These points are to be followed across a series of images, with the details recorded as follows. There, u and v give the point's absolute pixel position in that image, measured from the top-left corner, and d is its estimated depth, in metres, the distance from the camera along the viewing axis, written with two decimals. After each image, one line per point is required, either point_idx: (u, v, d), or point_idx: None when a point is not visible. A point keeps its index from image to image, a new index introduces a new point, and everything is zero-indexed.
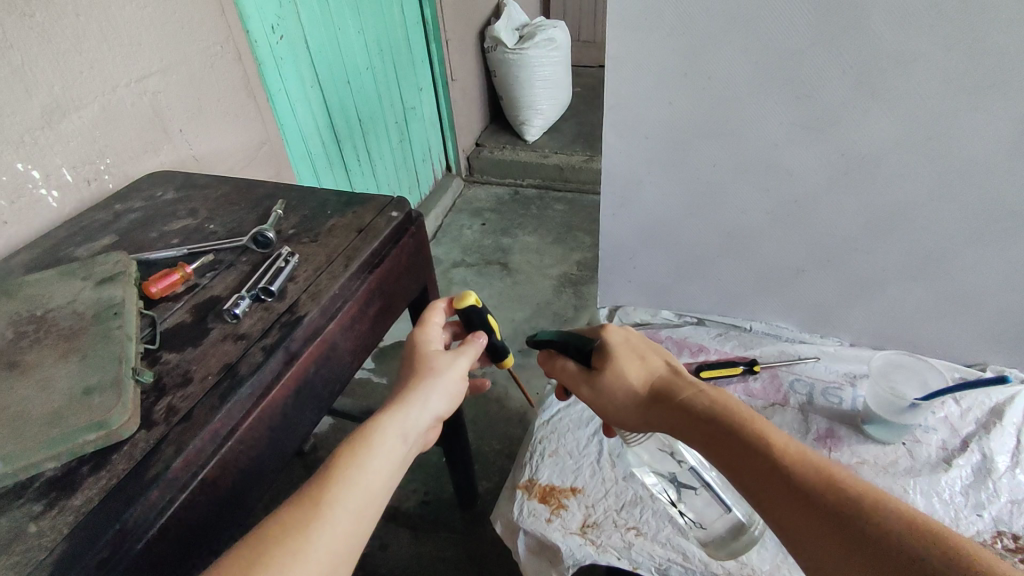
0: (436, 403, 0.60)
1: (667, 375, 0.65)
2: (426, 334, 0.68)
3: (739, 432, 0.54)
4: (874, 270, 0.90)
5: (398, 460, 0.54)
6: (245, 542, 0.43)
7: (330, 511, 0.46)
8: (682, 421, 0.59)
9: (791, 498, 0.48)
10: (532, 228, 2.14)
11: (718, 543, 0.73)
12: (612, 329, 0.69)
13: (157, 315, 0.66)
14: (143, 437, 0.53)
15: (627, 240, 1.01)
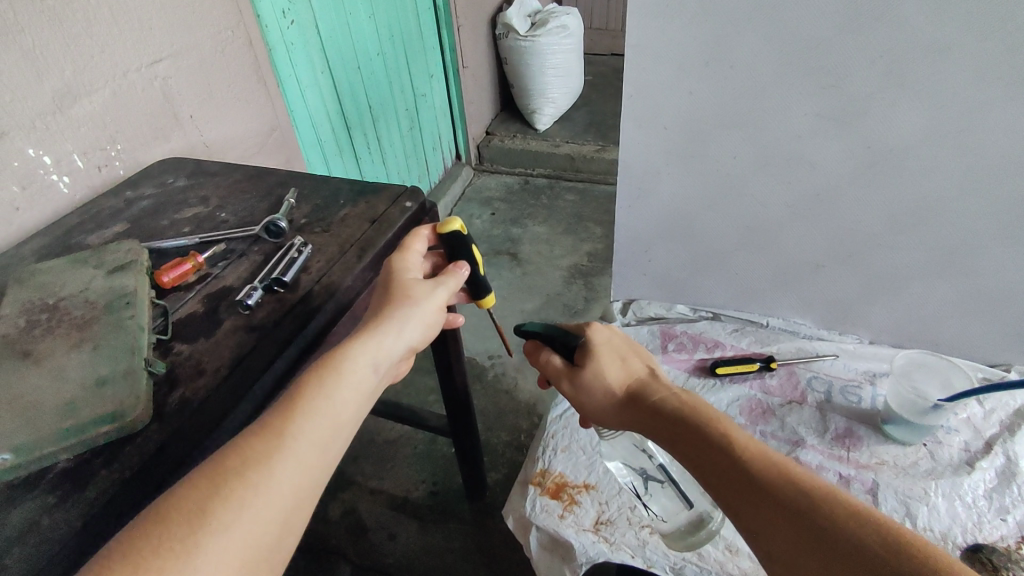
0: (412, 333, 0.57)
1: (644, 376, 0.63)
2: (405, 260, 0.64)
3: (709, 429, 0.53)
4: (896, 267, 0.88)
5: (367, 389, 0.51)
6: (201, 474, 0.41)
7: (292, 443, 0.44)
8: (653, 418, 0.58)
9: (756, 495, 0.47)
10: (543, 218, 2.12)
11: (678, 538, 0.72)
12: (597, 328, 0.67)
13: (170, 305, 0.65)
14: (156, 429, 0.52)
15: (643, 233, 1.00)
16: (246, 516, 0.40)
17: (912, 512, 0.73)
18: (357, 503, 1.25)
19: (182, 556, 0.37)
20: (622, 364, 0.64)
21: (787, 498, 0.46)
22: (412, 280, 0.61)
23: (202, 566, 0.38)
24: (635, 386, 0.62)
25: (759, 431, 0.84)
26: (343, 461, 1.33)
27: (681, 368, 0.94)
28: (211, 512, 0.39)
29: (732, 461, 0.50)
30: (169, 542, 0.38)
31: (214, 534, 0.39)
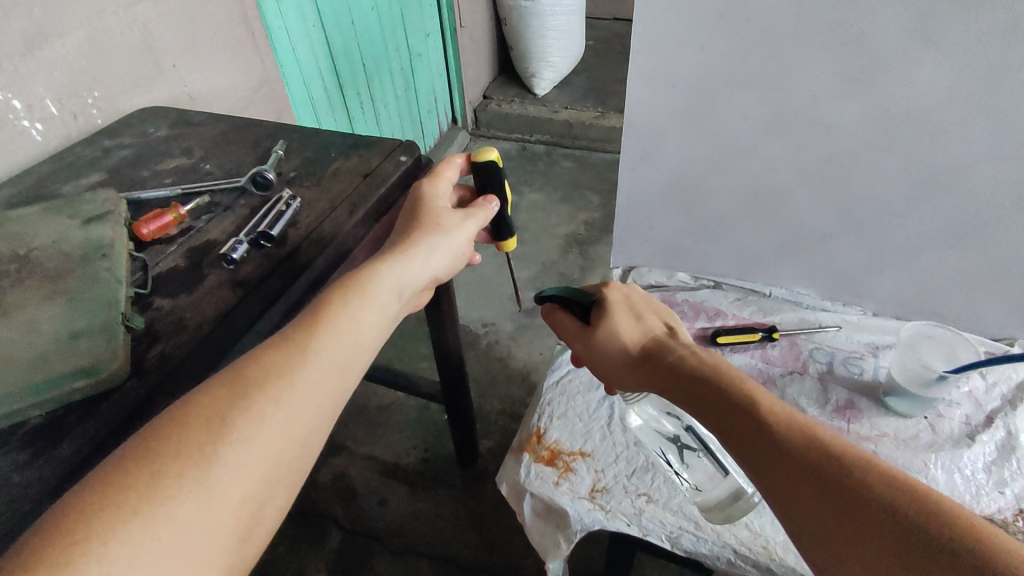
0: (435, 261, 0.59)
1: (660, 334, 0.66)
2: (435, 186, 0.67)
3: (722, 382, 0.55)
4: (906, 237, 0.85)
5: (388, 313, 0.51)
6: (221, 383, 0.40)
7: (315, 359, 0.43)
8: (665, 374, 0.60)
9: (765, 441, 0.48)
10: (540, 185, 2.08)
11: (719, 508, 0.71)
12: (613, 287, 0.71)
13: (150, 259, 0.62)
14: (135, 385, 0.49)
15: (646, 197, 0.96)
16: (267, 429, 0.39)
17: None
18: (347, 468, 1.23)
19: (201, 464, 0.37)
20: (637, 324, 0.67)
21: (796, 445, 0.47)
22: (443, 210, 0.64)
23: (221, 476, 0.37)
24: (648, 342, 0.65)
25: None
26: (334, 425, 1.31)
27: None
28: (232, 422, 0.39)
29: (744, 412, 0.51)
30: (187, 449, 0.37)
31: (237, 442, 0.38)
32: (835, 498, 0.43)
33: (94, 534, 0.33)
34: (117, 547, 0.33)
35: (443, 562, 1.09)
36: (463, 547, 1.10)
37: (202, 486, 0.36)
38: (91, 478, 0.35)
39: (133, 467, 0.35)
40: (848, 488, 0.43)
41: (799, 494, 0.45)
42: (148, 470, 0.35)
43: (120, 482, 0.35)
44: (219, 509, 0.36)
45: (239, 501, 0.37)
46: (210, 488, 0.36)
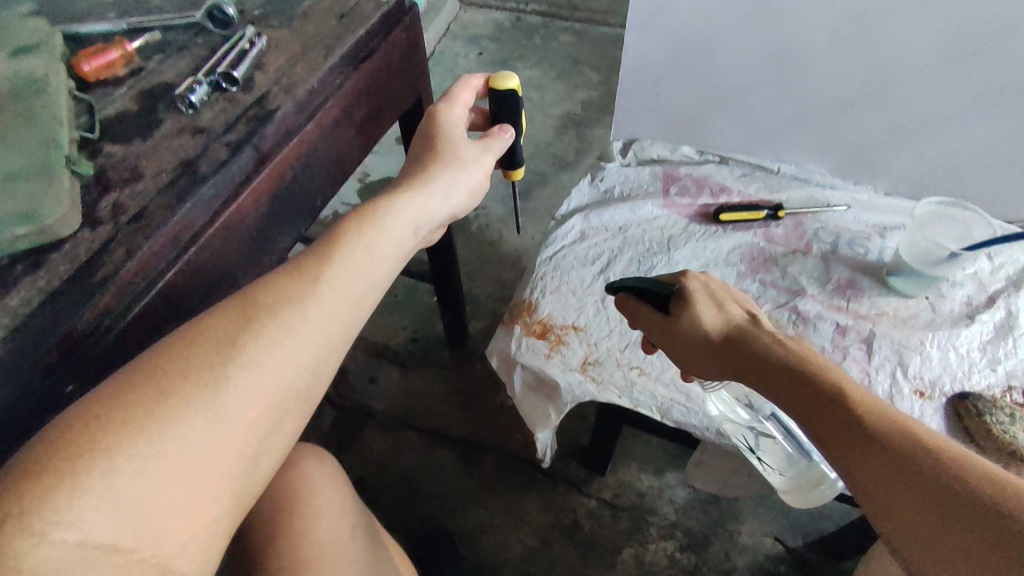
0: (454, 197, 0.57)
1: (744, 323, 0.60)
2: (450, 113, 0.63)
3: (812, 378, 0.50)
4: (933, 106, 0.79)
5: (401, 246, 0.51)
6: (231, 309, 0.41)
7: (324, 290, 0.44)
8: (751, 368, 0.55)
9: (853, 431, 0.44)
10: (535, 60, 1.92)
11: (802, 497, 0.70)
12: (692, 276, 0.64)
13: (96, 101, 0.54)
14: (88, 236, 0.45)
15: (655, 60, 0.87)
16: (277, 356, 0.40)
17: (904, 361, 0.72)
18: None
19: (208, 387, 0.38)
20: (719, 310, 0.61)
21: (885, 437, 0.43)
22: (461, 141, 0.60)
23: (228, 399, 0.38)
24: (732, 331, 0.59)
25: (758, 280, 0.81)
26: None
27: (682, 214, 0.88)
28: (242, 347, 0.39)
29: (833, 404, 0.47)
30: (196, 370, 0.38)
31: (245, 367, 0.39)
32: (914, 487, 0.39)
33: (104, 446, 0.34)
34: (124, 460, 0.34)
35: (433, 436, 1.11)
36: (452, 421, 1.13)
37: (210, 408, 0.37)
38: (106, 390, 0.36)
39: (142, 386, 0.36)
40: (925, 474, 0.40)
41: (880, 484, 0.41)
42: (158, 389, 0.37)
43: (132, 400, 0.36)
44: (226, 431, 0.37)
45: (247, 424, 0.38)
46: (219, 411, 0.37)
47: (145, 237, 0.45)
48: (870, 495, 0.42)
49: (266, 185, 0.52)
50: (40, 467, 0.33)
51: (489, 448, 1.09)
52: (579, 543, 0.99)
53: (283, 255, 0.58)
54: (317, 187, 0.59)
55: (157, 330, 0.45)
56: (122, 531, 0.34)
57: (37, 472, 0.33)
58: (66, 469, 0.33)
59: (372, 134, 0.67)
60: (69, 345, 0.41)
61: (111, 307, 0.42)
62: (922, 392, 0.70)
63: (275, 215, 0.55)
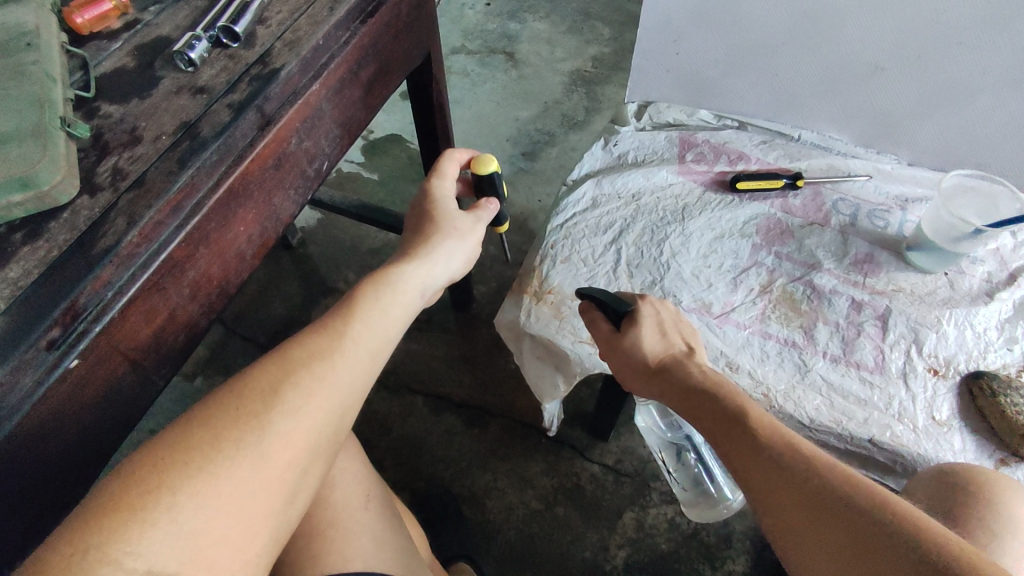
0: (454, 262, 0.59)
1: (681, 354, 0.61)
2: (444, 186, 0.65)
3: (731, 411, 0.52)
4: (969, 73, 0.75)
5: (411, 305, 0.53)
6: (267, 362, 0.42)
7: (351, 346, 0.45)
8: (681, 397, 0.57)
9: (769, 465, 0.46)
10: (545, 13, 1.84)
11: (701, 512, 0.79)
12: (646, 300, 0.65)
13: (90, 57, 0.51)
14: (87, 204, 0.43)
15: (677, 16, 0.83)
16: (312, 406, 0.41)
17: (920, 339, 0.71)
18: None
19: (255, 432, 0.39)
20: (661, 337, 0.63)
21: (800, 473, 0.45)
22: (456, 210, 0.62)
23: (270, 443, 0.39)
24: (668, 359, 0.60)
25: (773, 252, 0.79)
26: (325, 267, 1.27)
27: (698, 182, 0.85)
28: (281, 396, 0.41)
29: (750, 438, 0.49)
30: (242, 416, 0.39)
31: (284, 415, 0.40)
32: (834, 524, 0.41)
33: (166, 483, 0.35)
34: (186, 496, 0.36)
35: (437, 400, 1.12)
36: (456, 386, 1.13)
37: (256, 451, 0.38)
38: (160, 435, 0.38)
39: (195, 432, 0.38)
40: (840, 506, 0.42)
41: (794, 521, 0.43)
42: (210, 433, 0.38)
43: (188, 442, 0.37)
44: (269, 473, 0.39)
45: (285, 466, 0.39)
46: (264, 455, 0.39)
47: (147, 204, 0.43)
48: (787, 530, 0.44)
49: (271, 150, 0.50)
50: (111, 503, 0.34)
51: (492, 413, 1.10)
52: (581, 506, 1.00)
53: (288, 223, 0.56)
54: (321, 151, 0.57)
55: (162, 301, 0.44)
56: (183, 559, 0.35)
57: (108, 509, 0.34)
58: (136, 505, 0.34)
59: (378, 94, 0.64)
60: (72, 316, 0.39)
61: (114, 279, 0.41)
62: (936, 371, 0.69)
63: (279, 181, 0.53)
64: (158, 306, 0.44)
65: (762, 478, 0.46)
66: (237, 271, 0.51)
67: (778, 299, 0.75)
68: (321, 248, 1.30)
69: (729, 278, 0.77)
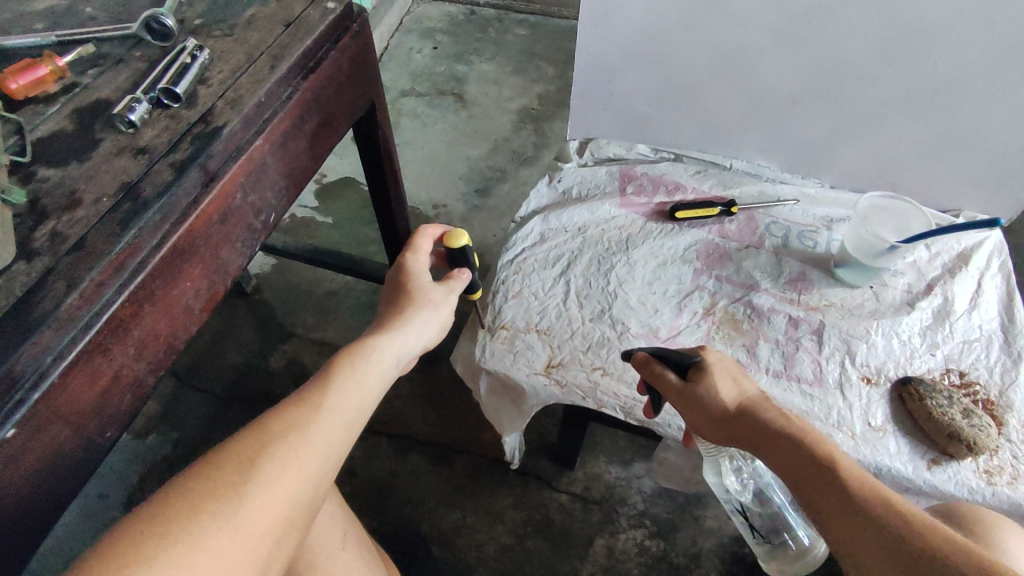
0: (425, 334, 0.62)
1: (760, 399, 0.59)
2: (418, 262, 0.68)
3: (823, 458, 0.50)
4: (874, 102, 0.82)
5: (385, 375, 0.55)
6: (251, 432, 0.44)
7: (328, 417, 0.47)
8: (764, 444, 0.55)
9: (866, 521, 0.45)
10: (490, 55, 1.91)
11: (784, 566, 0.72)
12: (711, 350, 0.64)
13: (27, 122, 0.52)
14: (24, 270, 0.43)
15: (609, 59, 0.88)
16: (289, 475, 0.43)
17: (852, 350, 0.75)
18: (299, 354, 1.20)
19: (232, 500, 0.40)
20: (734, 384, 0.61)
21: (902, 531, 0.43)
22: (428, 284, 0.65)
23: (247, 513, 0.40)
24: (745, 404, 0.59)
25: (714, 276, 0.83)
26: (281, 313, 1.26)
27: (639, 213, 0.89)
28: (259, 466, 0.42)
29: (840, 490, 0.47)
30: (220, 486, 0.40)
31: (261, 485, 0.41)
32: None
33: (141, 555, 0.36)
34: (161, 567, 0.36)
35: (401, 439, 1.11)
36: (420, 424, 1.12)
37: (232, 520, 0.39)
38: (140, 508, 0.38)
39: (174, 503, 0.39)
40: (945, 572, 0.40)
41: None
42: (188, 504, 0.39)
43: (166, 514, 0.38)
44: (244, 543, 0.39)
45: (260, 536, 0.40)
46: (240, 525, 0.39)
47: (89, 266, 0.43)
48: None
49: (214, 206, 0.51)
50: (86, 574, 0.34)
51: (457, 449, 1.09)
52: (550, 537, 1.00)
53: (236, 275, 0.57)
54: (266, 204, 0.58)
55: (106, 362, 0.44)
56: None
57: None
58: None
59: (323, 146, 0.66)
60: (10, 384, 0.39)
61: (55, 343, 0.41)
62: (870, 379, 0.73)
63: (224, 235, 0.53)
64: (102, 367, 0.44)
65: (859, 537, 0.45)
66: (185, 325, 0.51)
67: (721, 320, 0.78)
68: (276, 294, 1.29)
69: (674, 303, 0.80)
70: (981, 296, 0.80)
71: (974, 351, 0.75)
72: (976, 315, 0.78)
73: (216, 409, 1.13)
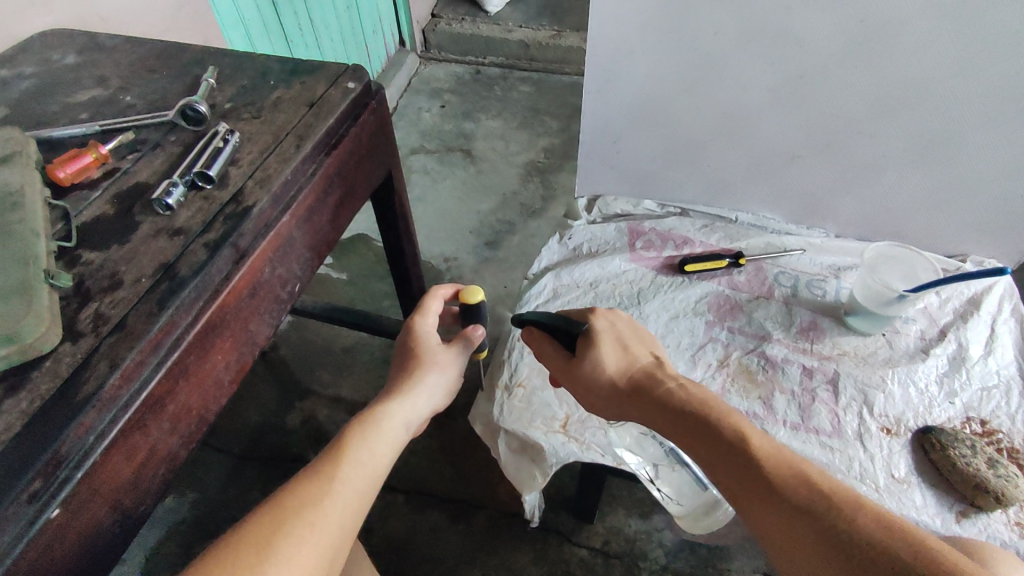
0: (432, 398, 0.64)
1: (650, 366, 0.63)
2: (425, 324, 0.69)
3: (718, 428, 0.54)
4: (872, 156, 0.85)
5: (395, 443, 0.57)
6: (267, 511, 0.45)
7: (341, 488, 0.49)
8: (662, 417, 0.58)
9: (761, 487, 0.49)
10: (497, 112, 1.98)
11: (697, 521, 0.75)
12: (598, 315, 0.66)
13: (72, 207, 0.55)
14: (70, 351, 0.45)
15: (613, 121, 0.92)
16: (306, 550, 0.44)
17: (869, 399, 0.75)
18: (315, 411, 1.21)
19: None
20: (622, 352, 0.64)
21: (794, 492, 0.48)
22: (437, 347, 0.67)
23: None
24: (638, 376, 0.62)
25: (726, 328, 0.84)
26: (297, 370, 1.28)
27: (649, 267, 0.92)
28: (277, 545, 0.43)
29: (739, 458, 0.51)
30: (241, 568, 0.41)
31: (280, 563, 0.42)
32: (822, 543, 0.45)
33: None
34: None
35: (419, 496, 1.10)
36: (437, 480, 1.12)
37: None
38: None
39: None
40: (812, 514, 0.46)
41: (776, 522, 0.48)
42: None
43: None
44: None
45: None
46: None
47: (129, 346, 0.45)
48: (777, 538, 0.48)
49: (244, 282, 0.53)
50: None
51: (476, 505, 1.09)
52: None
53: (263, 344, 0.59)
54: (292, 275, 0.61)
55: (143, 438, 0.46)
56: None
57: None
58: None
59: (344, 216, 0.69)
60: (56, 465, 0.40)
61: (97, 422, 0.42)
62: (889, 430, 0.73)
63: (253, 308, 0.56)
64: (139, 443, 0.45)
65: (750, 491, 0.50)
66: (215, 397, 0.53)
67: (735, 372, 0.79)
68: (293, 351, 1.31)
69: (688, 356, 0.81)
70: (995, 341, 0.80)
71: (993, 398, 0.75)
72: (991, 361, 0.78)
73: (234, 469, 1.13)
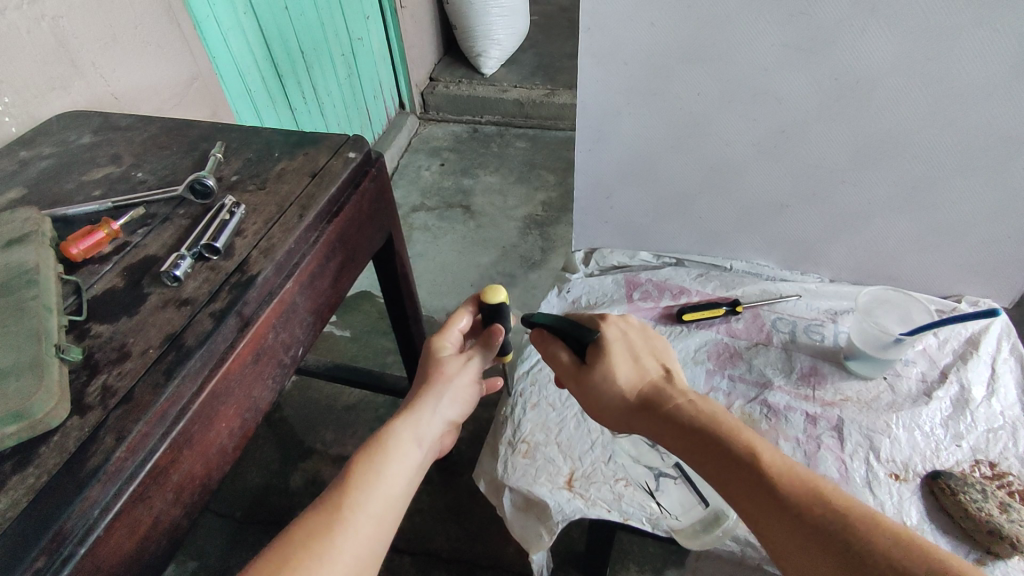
0: (445, 408, 0.64)
1: (659, 380, 0.62)
2: (444, 338, 0.71)
3: (730, 442, 0.53)
4: (860, 203, 0.87)
5: (413, 461, 0.58)
6: (278, 547, 0.47)
7: (352, 517, 0.50)
8: (669, 431, 0.57)
9: (772, 501, 0.49)
10: (495, 167, 2.04)
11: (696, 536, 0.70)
12: (610, 323, 0.66)
13: (83, 281, 0.57)
14: (78, 424, 0.46)
15: (606, 178, 0.95)
16: None
17: (875, 445, 0.75)
18: (319, 471, 1.20)
19: None
20: (634, 362, 0.63)
21: (805, 507, 0.47)
22: (447, 356, 0.68)
23: None
24: (647, 389, 0.61)
25: (727, 375, 0.84)
26: (301, 429, 1.27)
27: (648, 317, 0.94)
28: None
29: (750, 473, 0.50)
30: None
31: None
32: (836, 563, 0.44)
33: None
34: None
35: (425, 557, 1.08)
36: (443, 539, 1.09)
37: None
38: None
39: None
40: (823, 529, 0.46)
41: (788, 537, 0.47)
42: None
43: None
44: None
45: None
46: None
47: (136, 418, 0.46)
48: (789, 556, 0.47)
49: (249, 348, 0.55)
50: None
51: (483, 565, 1.06)
52: None
53: (267, 407, 0.60)
54: (295, 339, 0.62)
55: (146, 509, 0.46)
56: None
57: None
58: None
59: (347, 278, 0.71)
60: (59, 541, 0.40)
61: (103, 495, 0.43)
62: (898, 475, 0.72)
63: (257, 373, 0.57)
64: (142, 516, 0.45)
65: (759, 506, 0.49)
66: (219, 465, 0.54)
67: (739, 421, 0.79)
68: (297, 410, 1.30)
69: None
70: (996, 382, 0.80)
71: (1000, 439, 0.75)
72: (994, 402, 0.78)
73: (236, 534, 1.11)
